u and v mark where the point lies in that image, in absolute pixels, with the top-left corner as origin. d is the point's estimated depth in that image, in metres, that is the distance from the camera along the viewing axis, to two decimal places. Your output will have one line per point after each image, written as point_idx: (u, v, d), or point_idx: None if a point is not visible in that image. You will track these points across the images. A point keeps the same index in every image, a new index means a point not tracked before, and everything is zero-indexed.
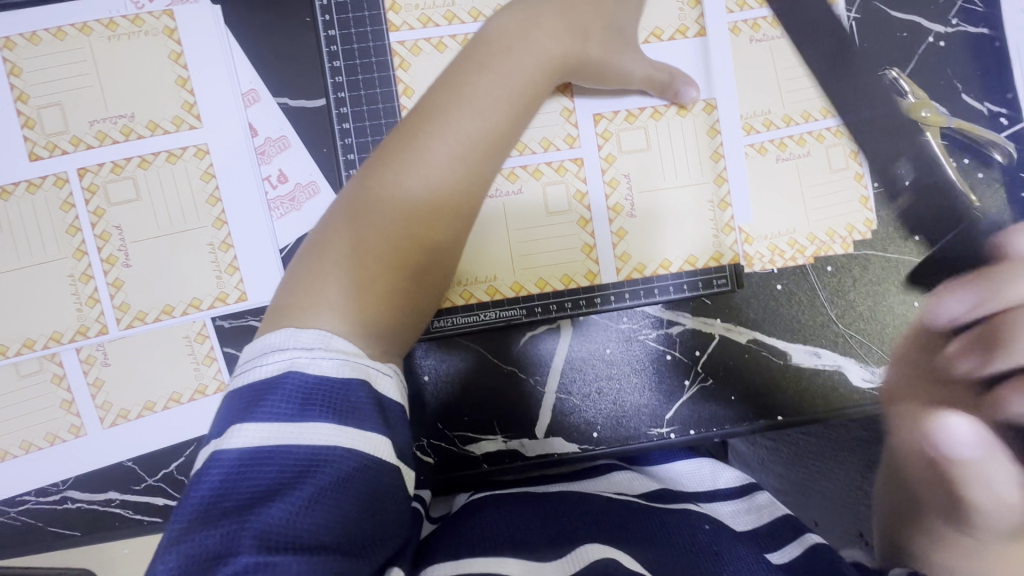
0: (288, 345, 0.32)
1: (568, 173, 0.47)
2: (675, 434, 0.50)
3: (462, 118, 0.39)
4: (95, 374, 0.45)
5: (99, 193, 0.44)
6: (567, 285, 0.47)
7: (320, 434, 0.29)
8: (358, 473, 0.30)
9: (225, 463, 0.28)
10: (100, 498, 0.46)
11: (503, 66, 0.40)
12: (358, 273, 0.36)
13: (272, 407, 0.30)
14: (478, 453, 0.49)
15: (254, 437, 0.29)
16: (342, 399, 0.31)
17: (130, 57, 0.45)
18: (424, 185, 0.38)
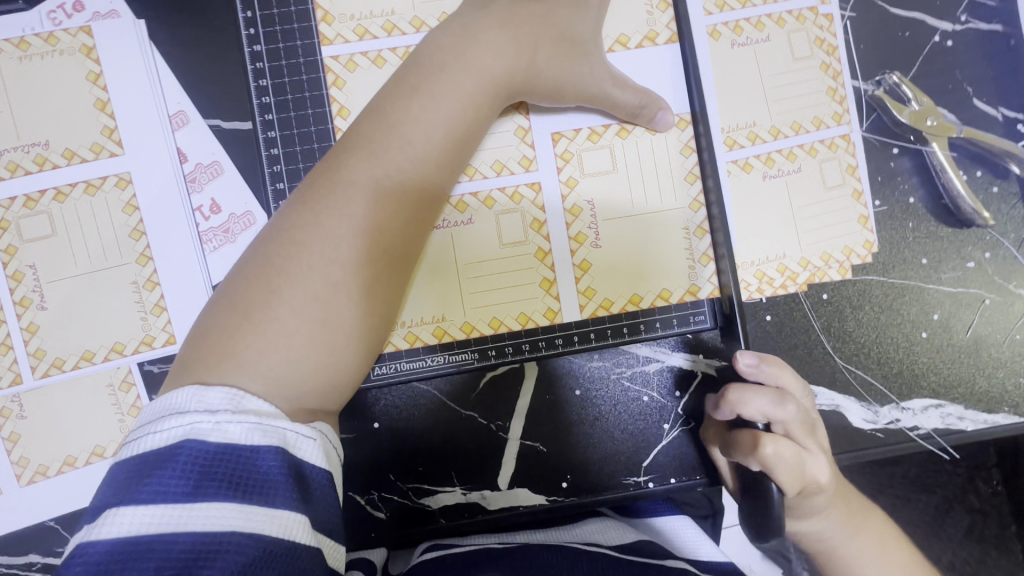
0: (189, 407, 0.27)
1: (525, 200, 0.42)
2: (654, 483, 0.45)
3: (392, 150, 0.34)
4: (11, 428, 0.41)
5: (11, 230, 0.41)
6: (524, 324, 0.42)
7: (215, 518, 0.25)
8: (263, 564, 0.25)
9: (96, 555, 0.24)
10: (21, 561, 0.42)
11: (439, 88, 0.36)
12: (270, 333, 0.31)
13: (160, 485, 0.25)
14: (436, 507, 0.44)
15: (135, 522, 0.24)
16: (247, 473, 0.26)
17: (44, 79, 0.41)
18: (351, 225, 0.33)
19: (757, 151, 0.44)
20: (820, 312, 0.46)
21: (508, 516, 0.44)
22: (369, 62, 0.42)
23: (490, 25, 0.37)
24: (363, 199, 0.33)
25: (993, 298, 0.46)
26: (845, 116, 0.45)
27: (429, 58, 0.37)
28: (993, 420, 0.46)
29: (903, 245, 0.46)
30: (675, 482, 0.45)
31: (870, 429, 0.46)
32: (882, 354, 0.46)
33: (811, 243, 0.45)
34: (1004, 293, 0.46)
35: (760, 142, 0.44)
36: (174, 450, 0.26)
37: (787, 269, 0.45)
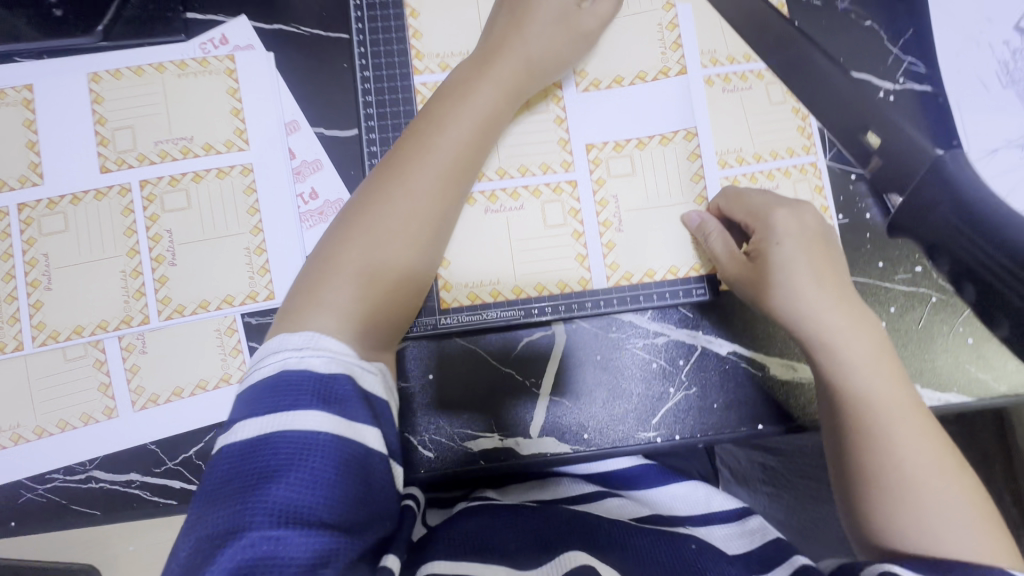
0: (281, 350, 0.37)
1: (564, 193, 0.55)
2: (661, 439, 0.53)
3: (439, 143, 0.46)
4: (133, 360, 0.50)
5: (156, 202, 0.51)
6: (562, 289, 0.54)
7: (311, 422, 0.33)
8: (350, 458, 0.33)
9: (233, 454, 0.32)
10: (122, 479, 0.49)
11: (468, 100, 0.48)
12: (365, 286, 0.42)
13: (267, 400, 0.34)
14: (476, 450, 0.52)
15: (254, 427, 0.33)
16: (329, 392, 0.34)
17: (195, 91, 0.53)
18: (404, 211, 0.44)
19: (744, 170, 0.56)
20: None
21: (537, 462, 0.53)
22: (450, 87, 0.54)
23: (502, 58, 0.50)
24: (420, 186, 0.45)
25: (938, 296, 0.57)
26: (811, 147, 0.57)
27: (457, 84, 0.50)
28: (944, 399, 0.56)
29: (862, 252, 0.57)
30: (680, 439, 0.53)
31: None
32: None
33: None
34: (948, 293, 0.57)
35: (746, 164, 0.56)
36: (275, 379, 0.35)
37: None
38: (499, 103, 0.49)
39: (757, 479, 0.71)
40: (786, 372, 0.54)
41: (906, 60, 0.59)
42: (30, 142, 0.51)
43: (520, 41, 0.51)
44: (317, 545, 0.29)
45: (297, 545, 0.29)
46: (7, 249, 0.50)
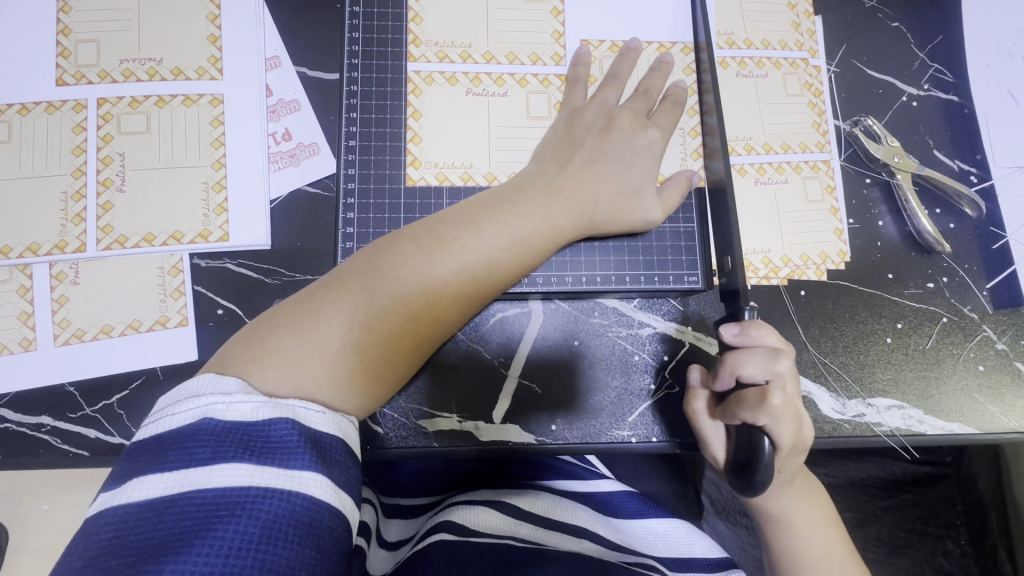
0: (205, 391, 0.30)
1: (552, 86, 0.50)
2: (637, 439, 0.48)
3: (508, 225, 0.40)
4: (62, 290, 0.45)
5: (112, 122, 0.47)
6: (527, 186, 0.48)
7: (233, 478, 0.27)
8: (283, 519, 0.27)
9: (123, 519, 0.26)
10: (31, 421, 0.44)
11: (511, 214, 0.41)
12: (341, 338, 0.35)
13: (181, 455, 0.27)
14: (431, 430, 0.47)
15: (157, 488, 0.27)
16: (261, 441, 0.29)
17: (172, 14, 0.49)
18: (397, 324, 0.37)
19: (751, 160, 0.52)
20: (798, 306, 0.51)
21: (498, 451, 0.48)
22: (441, 20, 0.50)
23: (564, 190, 0.43)
24: (445, 265, 0.38)
25: (950, 316, 0.52)
26: (824, 147, 0.54)
27: (506, 192, 0.42)
28: (951, 428, 0.51)
29: (872, 261, 0.53)
30: (657, 442, 0.48)
31: (838, 419, 0.50)
32: (854, 353, 0.51)
33: (793, 244, 0.51)
34: (960, 315, 0.53)
35: (755, 153, 0.52)
36: (192, 426, 0.28)
37: (771, 262, 0.51)
38: (538, 232, 0.41)
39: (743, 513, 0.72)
40: None
41: (932, 67, 0.56)
42: None
43: (598, 166, 0.45)
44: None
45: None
46: None
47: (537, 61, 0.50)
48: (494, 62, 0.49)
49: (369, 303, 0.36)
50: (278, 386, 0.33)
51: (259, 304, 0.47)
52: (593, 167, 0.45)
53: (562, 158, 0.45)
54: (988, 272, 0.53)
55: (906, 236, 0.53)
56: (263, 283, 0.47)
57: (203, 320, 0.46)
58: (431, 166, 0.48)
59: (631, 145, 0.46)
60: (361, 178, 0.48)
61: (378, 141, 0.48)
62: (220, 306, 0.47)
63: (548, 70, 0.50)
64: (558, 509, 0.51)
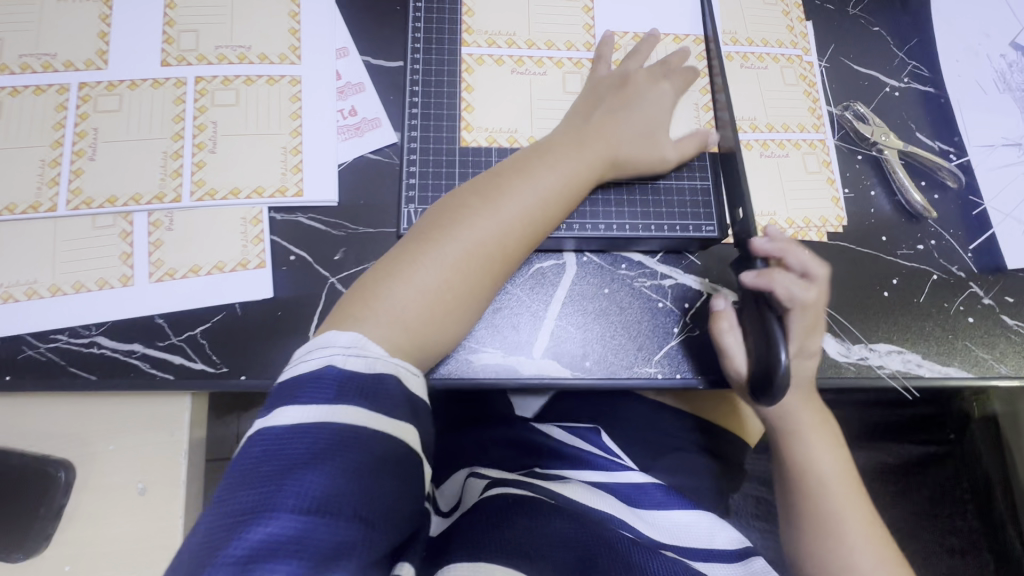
0: (330, 343, 0.37)
1: (584, 67, 0.58)
2: (663, 375, 0.53)
3: (552, 169, 0.47)
4: (158, 235, 0.51)
5: (207, 96, 0.55)
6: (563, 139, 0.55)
7: (353, 417, 0.34)
8: (384, 458, 0.35)
9: (268, 438, 0.33)
10: (124, 348, 0.50)
11: (554, 161, 0.48)
12: (423, 277, 0.42)
13: (310, 392, 0.35)
14: (478, 363, 0.52)
15: (294, 417, 0.34)
16: (373, 389, 0.36)
17: (260, 11, 0.58)
18: (470, 254, 0.43)
19: (756, 137, 0.60)
20: None
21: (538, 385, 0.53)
22: (488, 17, 0.58)
23: (595, 138, 0.50)
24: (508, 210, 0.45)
25: (940, 275, 0.58)
26: (820, 127, 0.61)
27: (547, 143, 0.50)
28: (945, 372, 0.56)
29: (867, 225, 0.59)
30: (681, 377, 0.53)
31: (843, 361, 0.55)
32: (857, 304, 0.57)
33: (796, 208, 0.58)
34: (948, 273, 0.59)
35: (759, 131, 0.60)
36: (320, 370, 0.36)
37: (777, 223, 0.58)
38: (577, 175, 0.48)
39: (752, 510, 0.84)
40: None
41: (911, 64, 0.65)
42: (102, 32, 0.56)
43: (621, 116, 0.52)
44: (340, 543, 0.31)
45: (326, 540, 0.30)
46: (60, 120, 0.53)
47: (571, 47, 0.58)
48: (534, 48, 0.58)
49: (443, 244, 0.43)
50: (387, 304, 0.41)
51: (328, 252, 0.53)
52: (617, 122, 0.52)
53: (587, 113, 0.53)
54: (971, 235, 0.60)
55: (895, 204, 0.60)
56: (331, 234, 0.54)
57: (279, 265, 0.53)
58: (482, 130, 0.55)
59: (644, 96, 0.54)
60: (421, 142, 0.55)
61: (436, 112, 0.56)
62: (293, 253, 0.53)
63: (579, 55, 0.58)
64: (603, 501, 0.51)
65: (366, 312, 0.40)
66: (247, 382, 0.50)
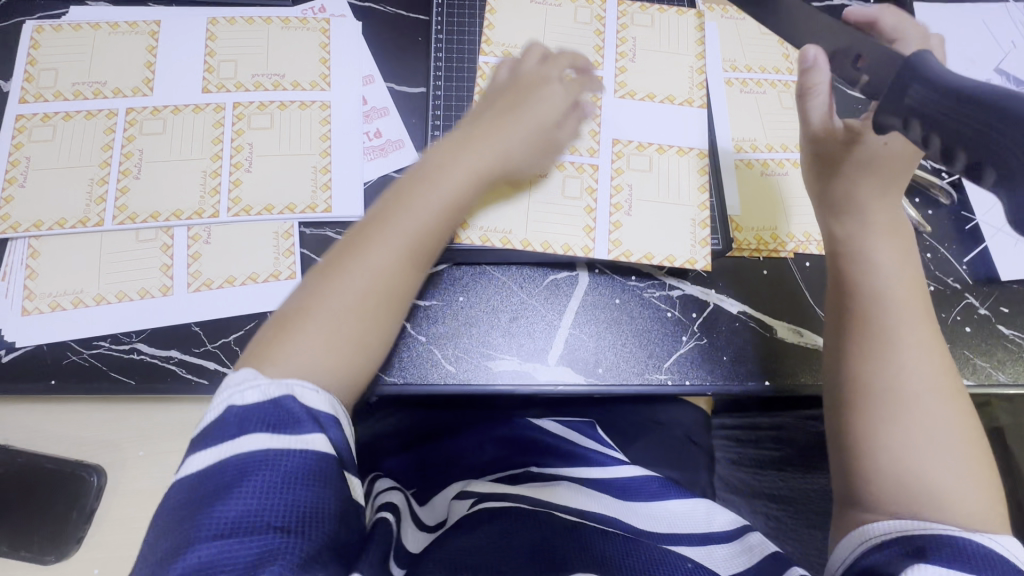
0: (225, 386, 0.38)
1: None
2: (672, 381, 0.56)
3: (451, 165, 0.50)
4: (196, 248, 0.55)
5: (244, 119, 0.59)
6: (565, 252, 0.57)
7: (254, 446, 0.35)
8: (294, 476, 0.35)
9: (180, 486, 0.35)
10: (162, 354, 0.52)
11: (453, 155, 0.50)
12: (342, 294, 0.44)
13: (211, 437, 0.35)
14: (495, 371, 0.55)
15: (199, 462, 0.35)
16: (271, 417, 0.36)
17: (293, 42, 0.63)
18: (373, 266, 0.45)
19: (757, 156, 0.63)
20: (804, 274, 0.60)
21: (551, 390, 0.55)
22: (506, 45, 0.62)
23: (491, 128, 0.53)
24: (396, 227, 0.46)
25: (935, 286, 0.61)
26: None
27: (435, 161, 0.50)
28: None
29: None
30: (690, 384, 0.56)
31: None
32: None
33: (797, 222, 0.61)
34: (945, 286, 0.61)
35: (760, 151, 0.63)
36: (218, 411, 0.36)
37: (778, 237, 0.60)
38: (478, 166, 0.51)
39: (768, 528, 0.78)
40: (792, 336, 0.58)
41: None
42: (148, 62, 0.60)
43: (520, 107, 0.54)
44: (268, 553, 0.32)
45: (246, 564, 0.32)
46: (108, 142, 0.57)
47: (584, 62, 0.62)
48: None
49: (356, 258, 0.45)
50: (317, 314, 0.43)
51: None
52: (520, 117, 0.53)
53: (484, 111, 0.55)
54: (964, 249, 0.62)
55: None
56: None
57: None
58: None
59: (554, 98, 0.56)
60: None
61: None
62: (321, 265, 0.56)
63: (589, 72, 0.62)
64: (587, 501, 0.52)
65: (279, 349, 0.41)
66: None
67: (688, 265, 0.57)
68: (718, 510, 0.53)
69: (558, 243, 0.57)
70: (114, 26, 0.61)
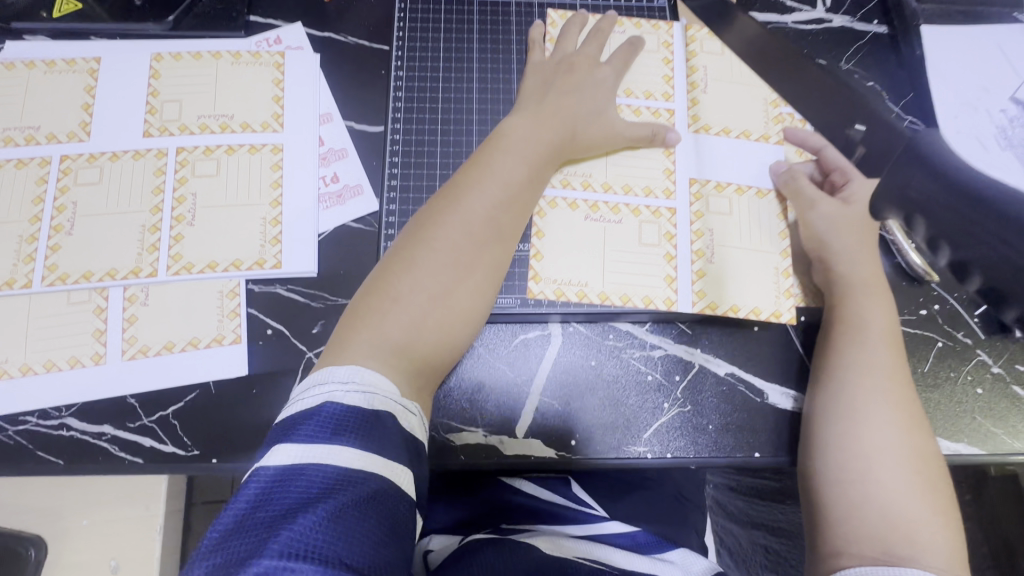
0: (326, 382, 0.38)
1: (663, 117, 0.59)
2: (652, 455, 0.51)
3: (512, 152, 0.50)
4: (133, 310, 0.50)
5: (188, 166, 0.54)
6: (648, 305, 0.53)
7: (346, 455, 0.33)
8: (376, 501, 0.32)
9: (264, 479, 0.32)
10: (94, 430, 0.48)
11: (506, 144, 0.51)
12: (429, 281, 0.44)
13: (309, 428, 0.34)
14: (458, 444, 0.50)
15: (292, 455, 0.33)
16: (369, 428, 0.35)
17: (243, 77, 0.58)
18: (451, 247, 0.45)
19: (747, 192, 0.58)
20: (800, 330, 0.55)
21: (520, 464, 0.50)
22: None
23: (545, 113, 0.54)
24: (474, 205, 0.47)
25: (944, 342, 0.56)
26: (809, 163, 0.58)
27: (501, 130, 0.52)
28: (955, 449, 0.53)
29: None
30: (671, 458, 0.51)
31: None
32: None
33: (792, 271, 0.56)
34: (954, 340, 0.56)
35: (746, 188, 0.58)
36: (317, 408, 0.35)
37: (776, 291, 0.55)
38: (532, 149, 0.51)
39: (757, 560, 0.75)
40: (783, 402, 0.53)
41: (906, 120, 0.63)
42: (86, 104, 0.56)
43: (574, 94, 0.55)
44: None
45: None
46: (40, 194, 0.53)
47: (649, 95, 0.60)
48: (612, 192, 0.56)
49: (435, 238, 0.45)
50: (398, 301, 0.43)
51: (304, 325, 0.52)
52: (566, 102, 0.55)
53: (541, 96, 0.55)
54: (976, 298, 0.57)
55: (894, 267, 0.58)
56: (309, 306, 0.53)
57: (254, 339, 0.51)
58: (559, 175, 0.56)
59: (591, 81, 0.56)
60: (401, 214, 0.55)
61: (414, 184, 0.57)
62: (270, 326, 0.52)
63: (657, 104, 0.60)
64: (578, 545, 0.50)
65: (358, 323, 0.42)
66: (218, 466, 0.48)
67: (750, 316, 0.54)
68: (695, 557, 0.51)
69: (638, 295, 0.54)
70: (50, 63, 0.57)
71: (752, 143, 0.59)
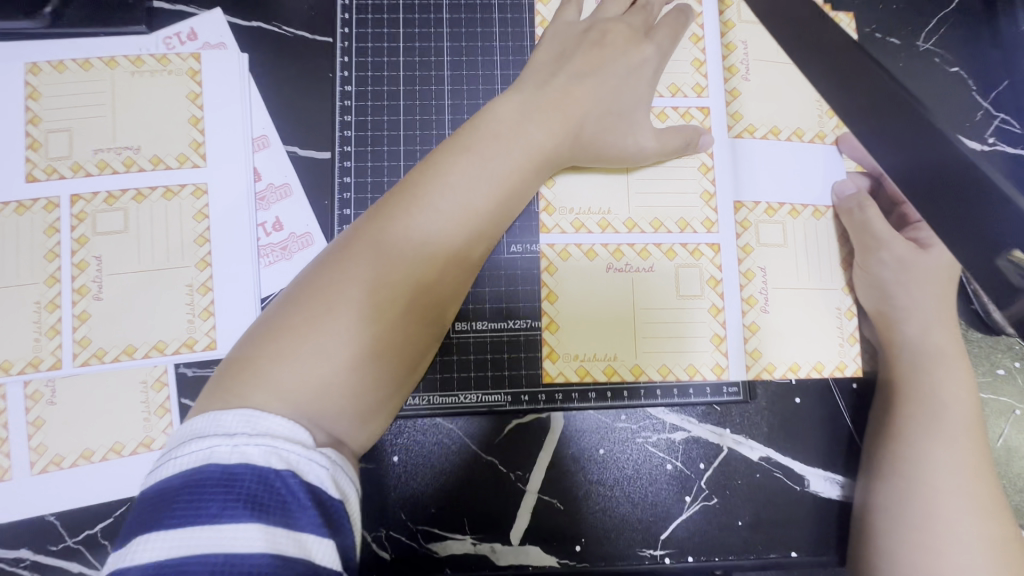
0: (207, 431, 0.24)
1: (694, 119, 0.46)
2: (669, 560, 0.43)
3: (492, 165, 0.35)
4: (37, 412, 0.41)
5: (87, 221, 0.43)
6: (693, 376, 0.44)
7: (242, 541, 0.21)
8: None
9: None
10: (9, 556, 0.40)
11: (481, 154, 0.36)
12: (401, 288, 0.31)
13: (181, 506, 0.21)
14: (443, 555, 0.42)
15: (160, 550, 0.20)
16: (277, 494, 0.22)
17: (147, 91, 0.45)
18: (434, 244, 0.33)
19: (796, 224, 0.46)
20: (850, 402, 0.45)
21: None
22: None
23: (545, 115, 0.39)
24: (457, 198, 0.34)
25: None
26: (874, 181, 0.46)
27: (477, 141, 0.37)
28: None
29: None
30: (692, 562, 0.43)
31: None
32: None
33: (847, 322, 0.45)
34: None
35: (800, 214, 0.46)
36: (192, 474, 0.22)
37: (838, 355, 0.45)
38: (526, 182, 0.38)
39: None
40: (827, 490, 0.44)
41: (997, 117, 0.48)
42: None
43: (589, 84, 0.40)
44: None
45: None
46: None
47: (675, 91, 0.46)
48: (637, 231, 0.45)
49: (415, 236, 0.32)
50: (353, 312, 0.29)
51: None
52: (573, 106, 0.40)
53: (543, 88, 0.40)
54: None
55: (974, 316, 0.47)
56: None
57: None
58: (567, 213, 0.45)
59: (604, 69, 0.41)
60: None
61: None
62: None
63: (687, 102, 0.46)
64: None
65: (235, 400, 0.25)
66: None
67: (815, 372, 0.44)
68: None
69: (681, 366, 0.44)
70: None
71: (805, 146, 0.46)
